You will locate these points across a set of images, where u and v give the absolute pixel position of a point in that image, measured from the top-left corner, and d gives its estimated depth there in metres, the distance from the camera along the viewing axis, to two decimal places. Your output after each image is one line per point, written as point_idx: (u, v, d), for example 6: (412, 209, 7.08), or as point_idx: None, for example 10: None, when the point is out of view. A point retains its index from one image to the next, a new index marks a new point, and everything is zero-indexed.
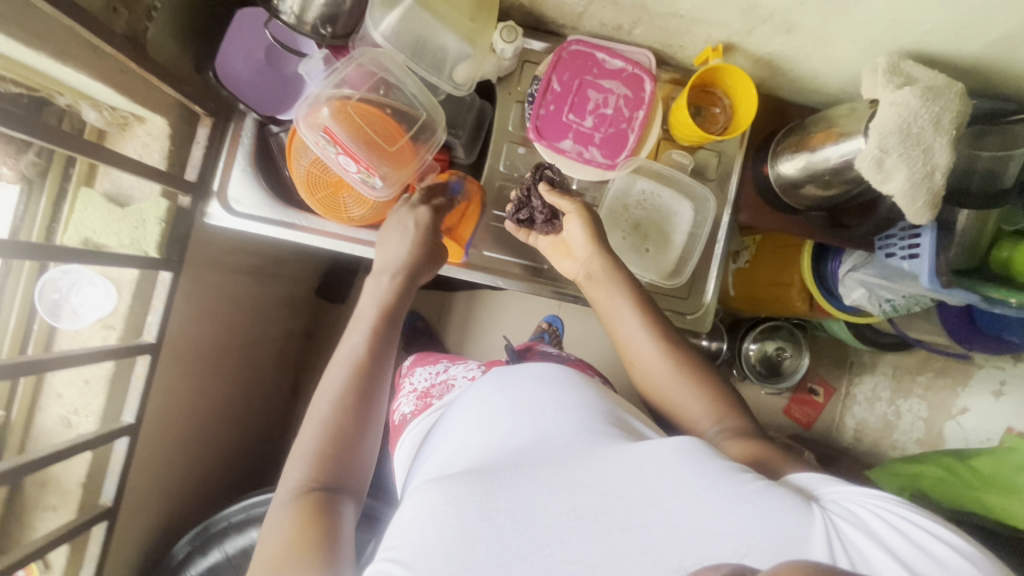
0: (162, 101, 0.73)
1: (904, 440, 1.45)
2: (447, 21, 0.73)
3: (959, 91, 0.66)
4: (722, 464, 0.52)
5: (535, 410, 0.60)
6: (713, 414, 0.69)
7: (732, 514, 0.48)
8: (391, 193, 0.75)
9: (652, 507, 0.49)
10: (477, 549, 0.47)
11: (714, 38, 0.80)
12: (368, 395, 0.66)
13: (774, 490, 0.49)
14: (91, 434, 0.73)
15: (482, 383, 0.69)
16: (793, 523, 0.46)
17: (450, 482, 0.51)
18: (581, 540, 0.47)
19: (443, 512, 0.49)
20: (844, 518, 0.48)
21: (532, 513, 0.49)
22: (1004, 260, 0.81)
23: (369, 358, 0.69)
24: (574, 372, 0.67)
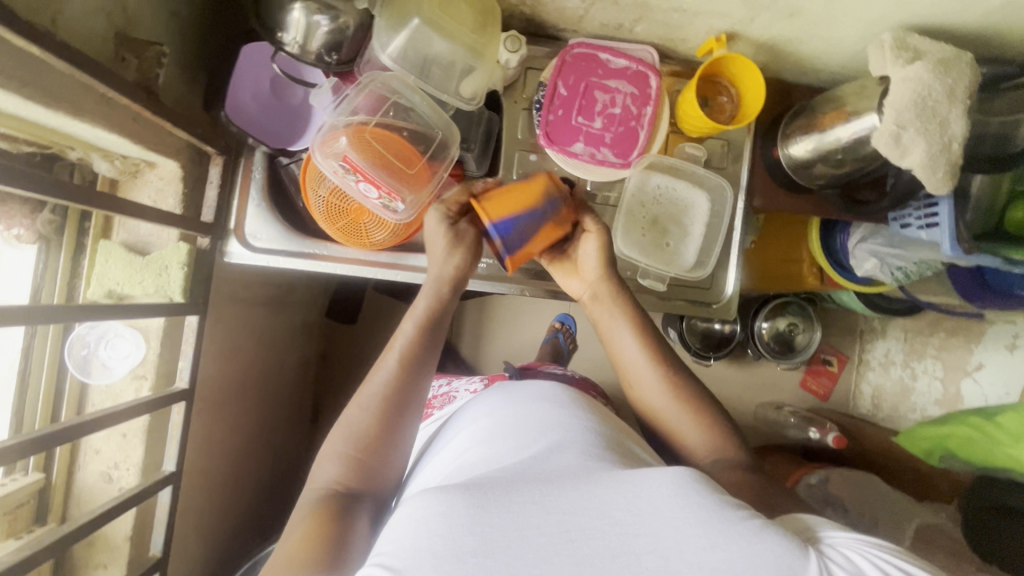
0: (173, 144, 0.73)
1: (923, 402, 1.47)
2: (452, 37, 0.73)
3: (969, 61, 0.66)
4: (717, 498, 0.49)
5: (534, 438, 0.60)
6: (707, 444, 0.68)
7: (726, 548, 0.44)
8: (413, 215, 0.74)
9: (644, 536, 0.45)
10: (467, 563, 0.43)
11: (716, 28, 0.80)
12: (403, 411, 0.63)
13: (769, 531, 0.46)
14: (135, 488, 0.71)
15: (482, 416, 0.69)
16: (789, 566, 0.44)
17: (444, 493, 0.49)
18: (570, 563, 0.43)
19: (432, 524, 0.46)
20: (840, 564, 0.46)
21: (525, 532, 0.45)
22: (1019, 222, 0.82)
23: (410, 362, 0.66)
24: (573, 402, 0.68)
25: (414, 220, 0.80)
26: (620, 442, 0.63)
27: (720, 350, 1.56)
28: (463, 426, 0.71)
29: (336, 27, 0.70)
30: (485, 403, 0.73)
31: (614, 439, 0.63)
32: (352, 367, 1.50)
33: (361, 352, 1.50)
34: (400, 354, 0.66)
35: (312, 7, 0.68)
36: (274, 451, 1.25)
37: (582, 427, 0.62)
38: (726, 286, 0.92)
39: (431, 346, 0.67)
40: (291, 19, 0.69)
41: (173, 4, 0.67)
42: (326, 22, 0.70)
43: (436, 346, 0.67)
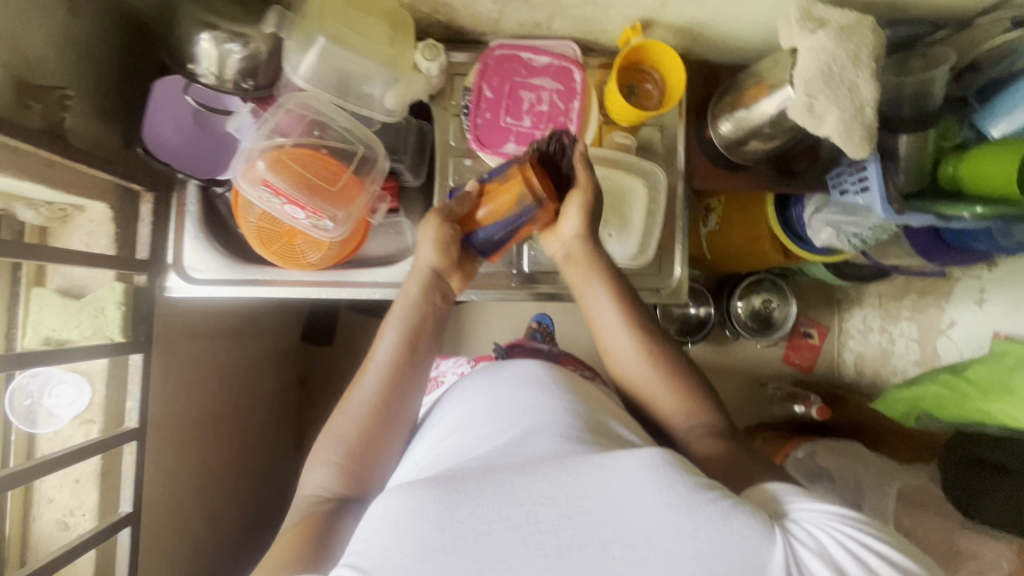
0: (98, 186, 0.72)
1: (902, 365, 1.41)
2: (365, 53, 0.74)
3: (870, 24, 0.67)
4: (690, 480, 0.46)
5: (512, 424, 0.58)
6: (686, 411, 0.68)
7: (693, 535, 0.43)
8: (344, 231, 0.75)
9: (613, 524, 0.43)
10: (435, 561, 0.42)
11: (631, 17, 0.81)
12: (388, 421, 0.66)
13: (740, 513, 0.45)
14: (91, 532, 0.71)
15: (460, 404, 0.68)
16: (755, 549, 0.43)
17: (413, 487, 0.46)
18: (538, 556, 0.42)
19: (400, 523, 0.44)
20: (804, 541, 0.45)
21: (494, 525, 0.43)
22: (951, 176, 0.84)
23: (399, 365, 0.68)
24: (556, 381, 0.66)
25: (350, 237, 0.80)
26: (600, 421, 0.62)
27: (696, 334, 1.55)
28: (442, 415, 0.69)
29: (249, 53, 0.71)
30: (465, 388, 0.71)
31: (593, 417, 0.62)
32: (331, 389, 1.47)
33: (336, 375, 1.47)
34: (383, 364, 0.68)
35: (222, 37, 0.69)
36: (258, 481, 1.23)
37: (560, 407, 0.60)
38: (676, 269, 0.92)
39: (412, 354, 0.69)
40: (201, 50, 0.69)
41: (82, 47, 0.67)
42: (238, 49, 0.70)
43: (424, 352, 0.70)
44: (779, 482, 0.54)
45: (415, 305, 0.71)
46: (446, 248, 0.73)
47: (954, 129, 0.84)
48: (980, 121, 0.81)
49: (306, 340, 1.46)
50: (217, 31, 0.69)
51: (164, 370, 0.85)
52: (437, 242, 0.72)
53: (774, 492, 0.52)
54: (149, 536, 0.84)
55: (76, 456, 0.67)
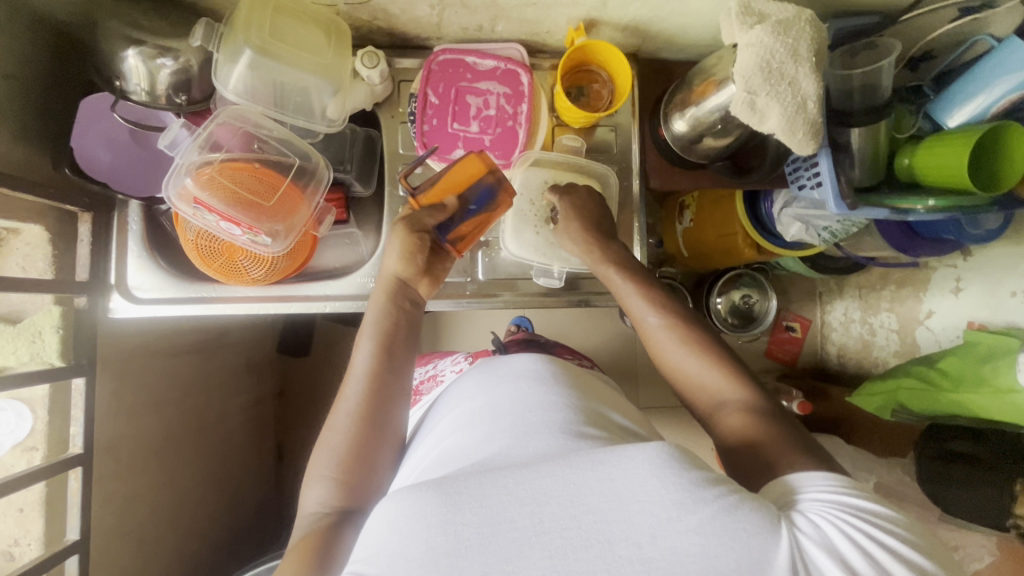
0: (31, 208, 0.71)
1: (883, 356, 1.40)
2: (298, 63, 0.71)
3: (808, 17, 0.66)
4: (696, 475, 0.44)
5: (514, 422, 0.57)
6: (724, 390, 0.65)
7: (700, 532, 0.41)
8: (285, 245, 0.73)
9: (619, 523, 0.42)
10: (439, 566, 0.41)
11: (574, 17, 0.79)
12: (380, 423, 0.65)
13: (745, 507, 0.43)
14: (36, 561, 0.70)
15: (462, 404, 0.66)
16: (759, 545, 0.42)
17: (415, 490, 0.45)
18: (544, 558, 0.41)
19: (401, 527, 0.43)
20: (809, 533, 0.44)
21: (497, 527, 0.42)
22: (907, 167, 0.82)
23: (380, 372, 0.67)
24: (555, 377, 0.64)
25: (294, 251, 0.79)
26: (601, 416, 0.61)
27: None
28: (445, 415, 0.68)
29: (180, 67, 0.70)
30: (464, 388, 0.70)
31: (594, 412, 0.60)
32: (309, 401, 1.45)
33: (315, 385, 1.45)
34: (364, 375, 0.66)
35: (150, 52, 0.67)
36: (237, 499, 1.21)
37: (561, 403, 0.59)
38: None
39: (391, 359, 0.68)
40: (129, 66, 0.68)
41: (6, 69, 0.65)
42: (169, 64, 0.69)
43: (404, 356, 0.69)
44: (799, 473, 0.53)
45: (386, 312, 0.70)
46: (414, 256, 0.73)
47: (904, 120, 0.83)
48: (934, 111, 0.81)
49: (282, 352, 1.44)
50: (143, 46, 0.67)
51: (114, 391, 0.84)
52: (405, 251, 0.72)
53: (789, 483, 0.52)
54: (104, 561, 0.83)
55: (13, 487, 0.66)
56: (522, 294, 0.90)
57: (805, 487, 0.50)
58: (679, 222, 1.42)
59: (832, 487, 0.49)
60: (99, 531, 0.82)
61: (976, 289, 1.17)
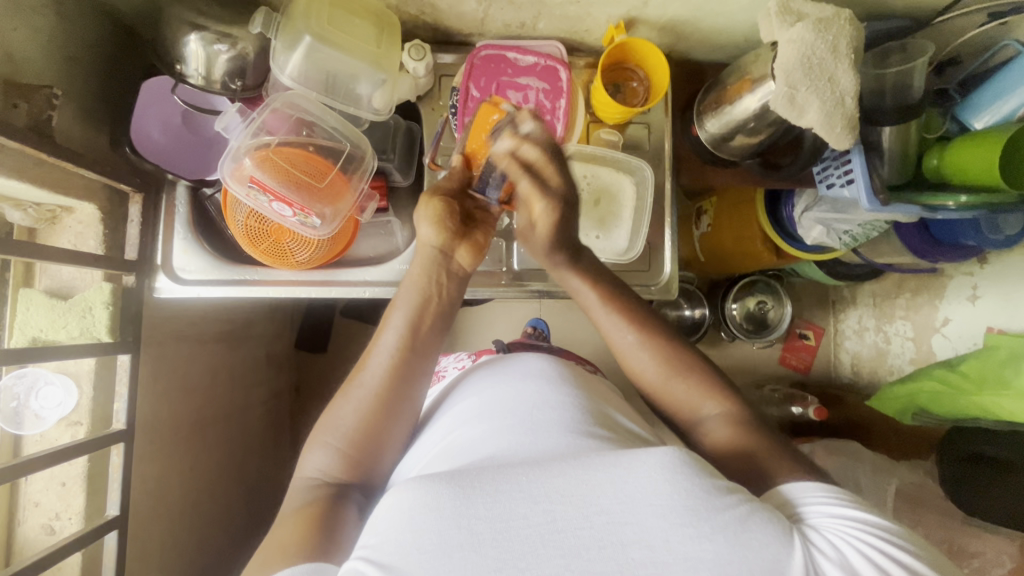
0: (85, 187, 0.72)
1: (899, 363, 1.39)
2: (351, 51, 0.74)
3: (848, 16, 0.69)
4: (708, 482, 0.45)
5: (524, 420, 0.57)
6: (699, 399, 0.67)
7: (713, 538, 0.41)
8: (331, 229, 0.75)
9: (632, 525, 0.42)
10: (453, 558, 0.41)
11: (614, 15, 0.82)
12: (392, 420, 0.64)
13: (757, 517, 0.44)
14: (76, 534, 0.70)
15: (467, 399, 0.66)
16: (773, 553, 0.42)
17: (427, 481, 0.45)
18: (557, 556, 0.41)
19: (413, 518, 0.43)
20: (826, 551, 0.45)
21: (510, 523, 0.42)
22: (935, 167, 0.84)
23: (408, 350, 0.66)
24: (561, 377, 0.65)
25: (338, 236, 0.81)
26: (606, 416, 0.62)
27: (693, 335, 1.53)
28: (449, 409, 0.68)
29: (236, 53, 0.72)
30: (472, 384, 0.70)
31: (599, 412, 0.61)
32: (326, 397, 1.44)
33: (331, 383, 1.44)
34: (390, 350, 0.66)
35: (210, 37, 0.70)
36: (255, 489, 1.20)
37: (574, 406, 0.59)
38: (665, 268, 0.92)
39: (419, 340, 0.67)
40: (189, 51, 0.70)
41: (69, 50, 0.68)
42: (226, 50, 0.71)
43: (431, 340, 0.69)
44: (790, 485, 0.54)
45: (421, 287, 0.69)
46: (444, 223, 0.71)
47: (933, 121, 0.85)
48: (961, 113, 0.83)
49: (299, 347, 1.43)
50: (205, 32, 0.70)
51: (152, 373, 0.84)
52: (436, 218, 0.70)
53: (786, 494, 0.53)
54: (136, 542, 0.83)
55: (63, 455, 0.67)
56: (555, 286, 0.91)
57: (804, 498, 0.51)
58: (697, 227, 1.44)
59: (836, 503, 0.50)
60: (136, 509, 0.82)
61: (992, 297, 1.17)
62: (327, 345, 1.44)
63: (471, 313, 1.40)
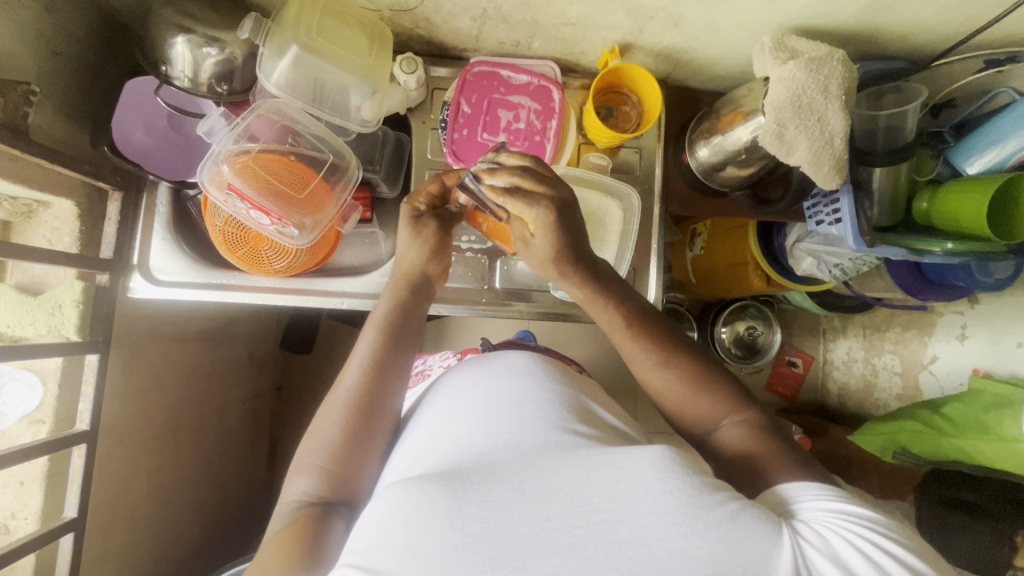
0: (63, 183, 0.71)
1: (886, 398, 1.36)
2: (339, 62, 0.73)
3: (842, 57, 0.68)
4: (697, 481, 0.43)
5: (514, 417, 0.54)
6: (722, 408, 0.61)
7: (705, 536, 0.40)
8: (311, 239, 0.74)
9: (626, 523, 0.40)
10: (447, 560, 0.39)
11: (610, 40, 0.81)
12: (372, 428, 0.62)
13: (746, 513, 0.42)
14: (30, 536, 0.69)
15: (448, 396, 0.63)
16: (761, 550, 0.40)
17: (422, 482, 0.44)
18: (554, 555, 0.39)
19: (409, 520, 0.41)
20: (813, 542, 0.43)
21: (505, 523, 0.41)
22: (925, 210, 0.83)
23: (377, 365, 0.65)
24: (548, 373, 0.62)
25: (317, 246, 0.80)
26: (590, 412, 0.58)
27: None
28: (434, 402, 0.66)
29: (225, 57, 0.71)
30: (455, 379, 0.67)
31: (582, 406, 0.58)
32: (308, 399, 1.42)
33: (314, 383, 1.43)
34: (363, 364, 0.65)
35: (198, 41, 0.69)
36: (228, 491, 1.18)
37: (558, 399, 0.56)
38: (650, 294, 0.91)
39: (392, 352, 0.67)
40: (176, 52, 0.69)
41: (54, 44, 0.67)
42: (214, 54, 0.71)
43: (406, 351, 0.68)
44: (786, 485, 0.51)
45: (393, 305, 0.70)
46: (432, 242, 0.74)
47: (925, 164, 0.84)
48: (953, 157, 0.82)
49: (283, 347, 1.42)
50: (193, 35, 0.69)
51: (122, 372, 0.83)
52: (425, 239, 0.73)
53: (784, 490, 0.50)
54: (94, 544, 0.81)
55: (25, 456, 0.66)
56: (536, 306, 0.90)
57: (803, 492, 0.49)
58: (690, 249, 1.41)
59: (832, 498, 0.47)
60: (97, 509, 0.81)
61: (982, 337, 1.15)
62: (312, 346, 1.42)
63: (456, 321, 1.37)
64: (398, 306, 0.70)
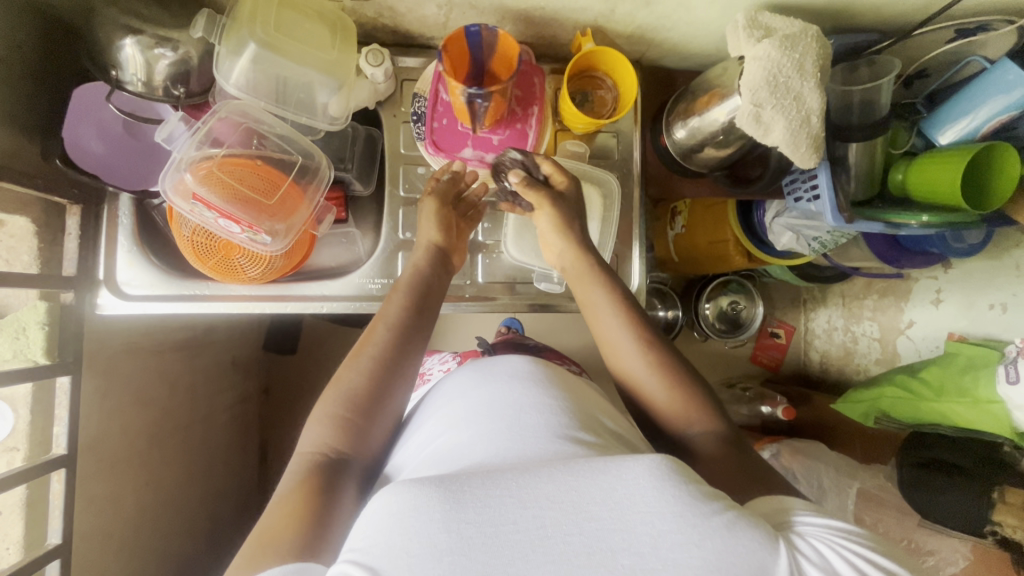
0: (15, 200, 0.67)
1: (866, 363, 1.39)
2: (302, 59, 0.70)
3: (815, 33, 0.67)
4: (694, 490, 0.43)
5: (512, 422, 0.53)
6: (693, 417, 0.63)
7: (701, 545, 0.39)
8: (284, 245, 0.72)
9: (621, 532, 0.40)
10: (440, 563, 0.38)
11: (581, 23, 0.79)
12: (372, 415, 0.60)
13: (742, 525, 0.41)
14: (13, 567, 0.67)
15: (448, 400, 0.62)
16: (754, 560, 0.40)
17: (419, 483, 0.43)
18: (547, 563, 0.39)
19: (403, 520, 0.41)
20: (810, 557, 0.43)
21: (500, 529, 0.40)
22: (901, 182, 0.84)
23: (403, 329, 0.65)
24: (548, 380, 0.61)
25: (291, 251, 0.77)
26: (592, 420, 0.57)
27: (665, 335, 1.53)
28: (436, 404, 0.65)
29: (179, 58, 0.68)
30: (454, 382, 0.66)
31: (586, 415, 0.58)
32: (296, 400, 1.40)
33: (301, 384, 1.41)
34: (391, 324, 0.65)
35: (148, 41, 0.66)
36: (219, 499, 1.16)
37: (558, 406, 0.56)
38: (634, 278, 0.91)
39: (418, 318, 0.67)
40: (125, 56, 0.65)
41: None
42: (167, 54, 0.67)
43: (425, 321, 0.68)
44: (784, 497, 0.52)
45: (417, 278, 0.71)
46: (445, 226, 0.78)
47: (899, 136, 0.84)
48: (926, 128, 0.82)
49: (266, 350, 1.38)
50: (142, 36, 0.65)
51: (97, 391, 0.80)
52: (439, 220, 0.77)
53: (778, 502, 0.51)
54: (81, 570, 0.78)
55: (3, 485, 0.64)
56: (519, 298, 0.89)
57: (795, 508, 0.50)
58: (672, 227, 1.38)
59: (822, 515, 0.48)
60: (83, 533, 0.79)
61: (956, 301, 1.17)
62: (296, 347, 1.40)
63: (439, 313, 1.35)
64: (417, 278, 0.71)
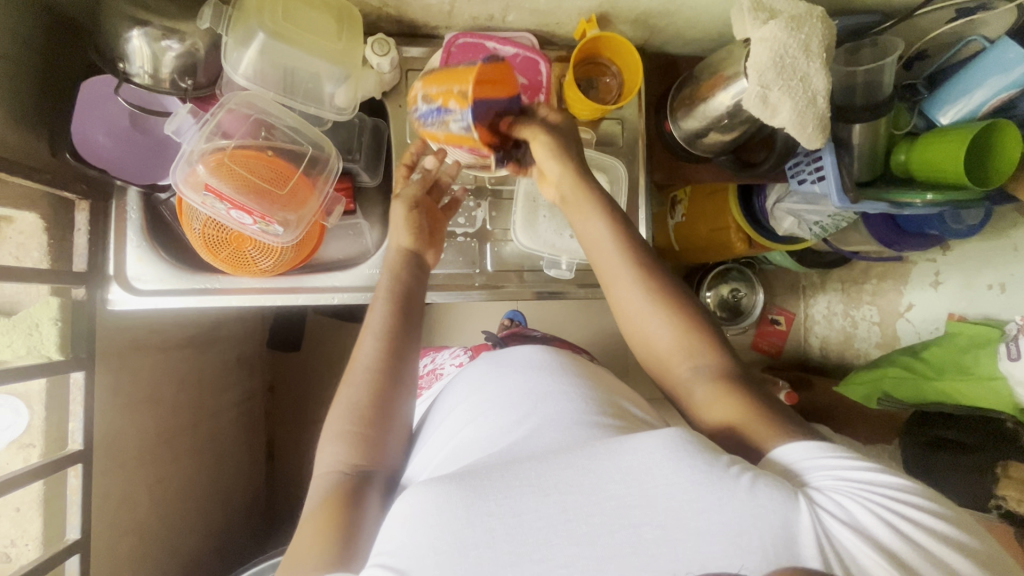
0: (25, 196, 0.67)
1: (866, 347, 1.41)
2: (310, 48, 0.70)
3: (820, 14, 0.68)
4: (707, 455, 0.43)
5: (528, 413, 0.53)
6: (690, 352, 0.59)
7: (719, 509, 0.40)
8: (296, 235, 0.72)
9: (640, 506, 0.41)
10: (469, 558, 0.40)
11: (586, 9, 0.79)
12: (392, 410, 0.61)
13: (761, 482, 0.42)
14: (34, 562, 0.67)
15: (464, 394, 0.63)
16: (779, 519, 0.40)
17: (442, 481, 0.44)
18: (572, 544, 0.40)
19: (429, 520, 0.42)
20: (832, 510, 0.41)
21: (523, 518, 0.41)
22: (903, 163, 0.85)
23: (391, 337, 0.64)
24: (564, 366, 0.61)
25: (302, 241, 0.78)
26: (618, 405, 0.58)
27: None
28: (451, 402, 0.65)
29: (186, 50, 0.68)
30: (471, 373, 0.66)
31: (606, 397, 0.58)
32: (302, 397, 1.40)
33: (306, 380, 1.41)
34: (378, 333, 0.64)
35: (155, 33, 0.65)
36: (229, 496, 1.17)
37: (574, 393, 0.56)
38: None
39: (406, 322, 0.66)
40: (133, 48, 0.65)
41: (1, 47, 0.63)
42: (175, 46, 0.67)
43: (412, 323, 0.67)
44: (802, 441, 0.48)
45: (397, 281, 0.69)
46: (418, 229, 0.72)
47: (902, 117, 0.85)
48: (928, 109, 0.83)
49: (271, 347, 1.38)
50: (149, 27, 0.65)
51: (109, 387, 0.80)
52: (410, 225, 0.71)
53: (795, 451, 0.48)
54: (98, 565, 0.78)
55: (24, 480, 0.64)
56: (527, 287, 0.90)
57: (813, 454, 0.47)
58: (671, 216, 1.40)
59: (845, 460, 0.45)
60: (99, 529, 0.79)
61: (955, 282, 1.19)
62: (300, 343, 1.40)
63: (443, 307, 1.35)
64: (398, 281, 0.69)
